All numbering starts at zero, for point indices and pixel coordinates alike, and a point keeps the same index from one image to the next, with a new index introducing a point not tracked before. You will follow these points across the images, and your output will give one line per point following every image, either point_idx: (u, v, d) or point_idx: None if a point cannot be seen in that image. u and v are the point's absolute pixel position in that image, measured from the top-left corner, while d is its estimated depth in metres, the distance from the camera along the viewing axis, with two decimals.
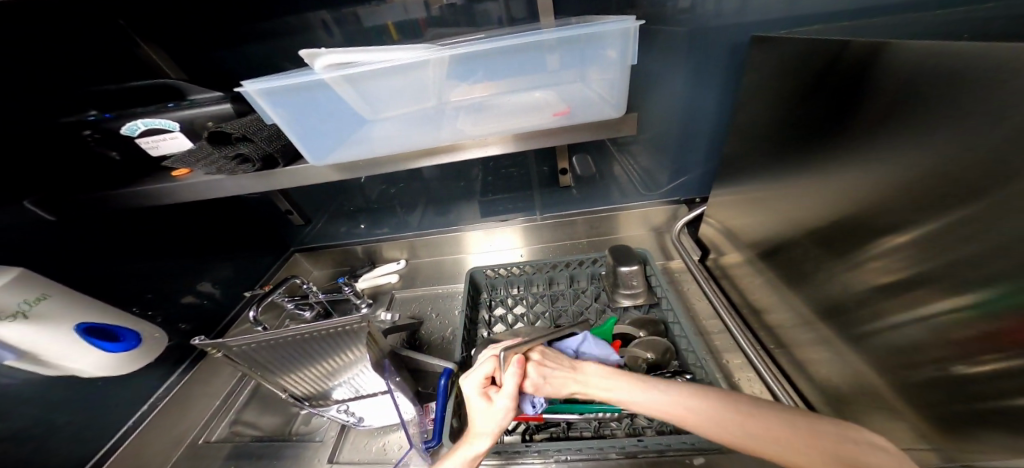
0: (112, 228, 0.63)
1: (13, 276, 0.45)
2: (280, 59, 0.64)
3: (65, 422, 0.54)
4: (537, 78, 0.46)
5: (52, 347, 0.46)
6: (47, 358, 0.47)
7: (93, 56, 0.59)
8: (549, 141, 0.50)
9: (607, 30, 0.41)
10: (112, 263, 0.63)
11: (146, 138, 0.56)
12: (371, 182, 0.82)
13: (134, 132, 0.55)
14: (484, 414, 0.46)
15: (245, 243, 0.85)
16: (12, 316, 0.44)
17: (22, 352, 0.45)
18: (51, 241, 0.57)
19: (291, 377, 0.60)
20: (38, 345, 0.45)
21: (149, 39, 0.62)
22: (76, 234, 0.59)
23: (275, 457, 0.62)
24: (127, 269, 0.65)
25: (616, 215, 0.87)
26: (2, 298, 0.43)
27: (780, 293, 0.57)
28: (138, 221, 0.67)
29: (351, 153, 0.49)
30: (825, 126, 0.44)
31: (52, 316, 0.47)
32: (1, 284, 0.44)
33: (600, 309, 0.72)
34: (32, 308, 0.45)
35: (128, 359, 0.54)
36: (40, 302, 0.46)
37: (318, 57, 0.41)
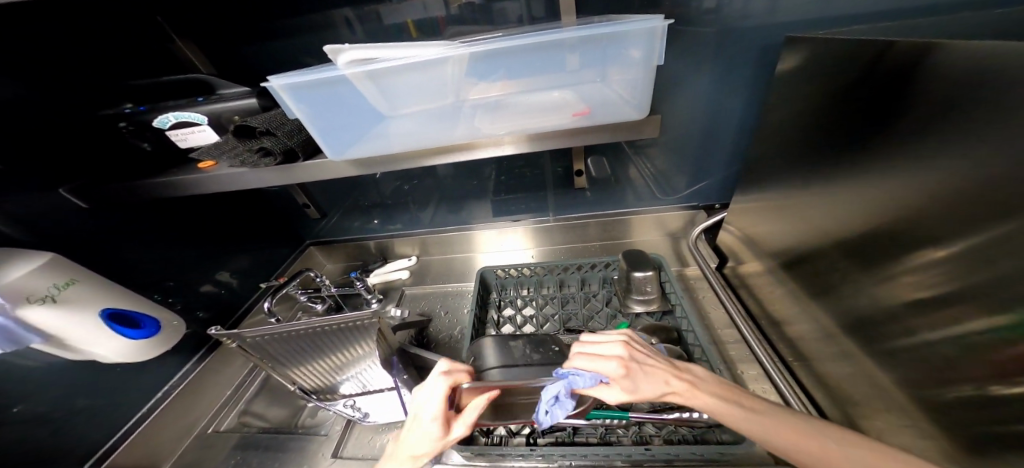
0: (138, 218, 0.65)
1: (43, 261, 0.47)
2: (302, 56, 0.65)
3: (87, 402, 0.56)
4: (556, 77, 0.45)
5: (78, 331, 0.48)
6: (72, 342, 0.48)
7: (129, 50, 0.61)
8: (566, 142, 0.49)
9: (630, 29, 0.40)
10: (137, 250, 0.65)
11: (176, 131, 0.57)
12: (386, 178, 0.82)
13: (165, 125, 0.56)
14: (429, 434, 0.42)
15: (261, 236, 0.87)
16: (42, 300, 0.45)
17: (49, 336, 0.46)
18: (83, 228, 0.58)
19: (300, 369, 0.61)
20: (65, 329, 0.47)
21: (184, 36, 0.64)
22: (107, 222, 0.61)
23: (281, 449, 0.63)
24: (151, 258, 0.66)
25: (632, 219, 0.85)
26: (35, 282, 0.45)
27: (802, 305, 0.55)
28: (163, 212, 0.69)
29: (368, 149, 0.49)
30: (862, 132, 0.42)
31: (79, 301, 0.48)
32: (32, 269, 0.45)
33: (610, 315, 0.71)
34: (59, 293, 0.47)
35: (148, 345, 0.55)
36: (68, 286, 0.48)
37: (342, 53, 0.41)
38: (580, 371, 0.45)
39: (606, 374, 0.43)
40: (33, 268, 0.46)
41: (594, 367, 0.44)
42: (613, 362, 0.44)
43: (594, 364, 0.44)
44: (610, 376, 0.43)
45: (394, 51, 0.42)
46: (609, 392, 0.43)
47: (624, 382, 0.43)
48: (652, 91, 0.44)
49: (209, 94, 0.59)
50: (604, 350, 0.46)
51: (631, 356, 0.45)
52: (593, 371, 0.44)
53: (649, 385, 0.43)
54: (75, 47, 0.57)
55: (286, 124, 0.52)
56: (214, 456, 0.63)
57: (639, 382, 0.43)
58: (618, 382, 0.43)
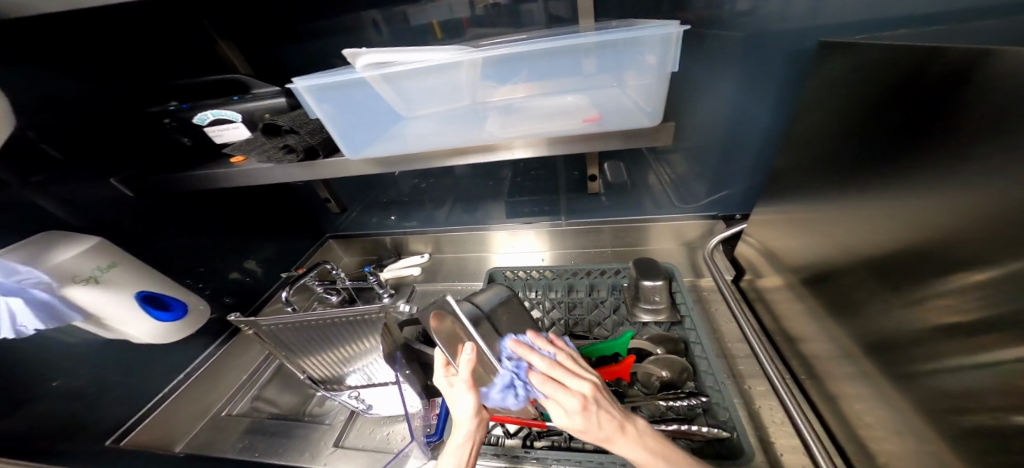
0: (174, 207, 0.70)
1: (90, 245, 0.51)
2: (329, 57, 0.68)
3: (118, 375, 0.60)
4: (572, 82, 0.45)
5: (112, 312, 0.51)
6: (109, 321, 0.52)
7: (177, 50, 0.65)
8: (580, 148, 0.48)
9: (645, 35, 0.39)
10: (173, 237, 0.69)
11: (213, 127, 0.60)
12: (404, 176, 0.85)
13: (204, 122, 0.60)
14: (453, 401, 0.43)
15: (285, 227, 0.91)
16: (86, 280, 0.49)
17: (90, 315, 0.50)
18: (127, 214, 0.63)
19: (310, 359, 0.64)
20: (105, 308, 0.51)
21: (225, 37, 0.67)
22: (148, 209, 0.66)
23: (287, 436, 0.66)
24: (184, 245, 0.71)
25: (647, 226, 0.83)
26: (80, 264, 0.49)
27: (821, 323, 0.52)
28: (197, 201, 0.73)
29: (384, 148, 0.50)
30: (902, 145, 0.39)
31: (118, 283, 0.52)
32: (79, 251, 0.50)
33: (617, 322, 0.70)
34: (102, 274, 0.50)
35: (176, 328, 0.58)
36: (110, 269, 0.52)
37: (360, 56, 0.43)
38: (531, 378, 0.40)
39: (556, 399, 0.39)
40: (80, 251, 0.50)
41: (552, 391, 0.39)
42: (574, 396, 0.38)
43: (549, 389, 0.39)
44: (563, 403, 0.38)
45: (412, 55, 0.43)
46: (559, 412, 0.38)
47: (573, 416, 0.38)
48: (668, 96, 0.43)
49: (245, 94, 0.62)
50: (569, 380, 0.40)
51: (595, 395, 0.39)
52: (547, 391, 0.39)
53: (602, 430, 0.37)
54: (131, 50, 0.62)
55: (310, 123, 0.55)
56: (226, 438, 0.66)
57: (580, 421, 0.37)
58: (571, 412, 0.38)
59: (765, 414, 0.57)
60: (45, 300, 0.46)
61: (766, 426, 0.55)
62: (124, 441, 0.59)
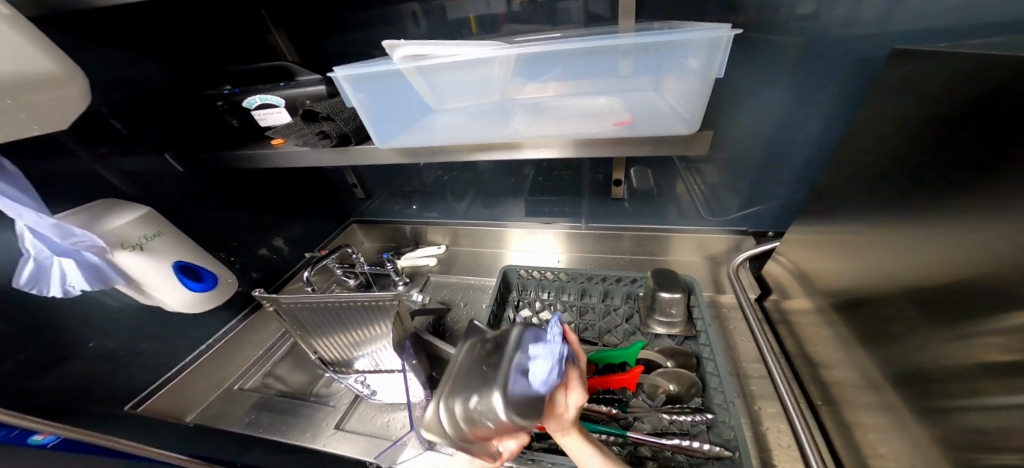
0: (214, 183, 0.73)
1: (141, 214, 0.54)
2: (368, 45, 0.69)
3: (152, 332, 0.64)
4: (606, 83, 0.44)
5: (152, 279, 0.54)
6: (148, 288, 0.55)
7: (231, 34, 0.68)
8: (607, 151, 0.46)
9: (691, 38, 0.37)
10: (211, 212, 0.72)
11: (260, 111, 0.62)
12: (428, 167, 0.86)
13: (252, 106, 0.61)
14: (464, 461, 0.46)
15: (313, 209, 0.94)
16: (132, 247, 0.51)
17: (132, 280, 0.53)
18: (173, 184, 0.66)
19: (323, 341, 0.66)
20: (146, 275, 0.53)
21: (279, 26, 0.69)
22: (190, 182, 0.69)
23: (292, 414, 0.69)
24: (220, 219, 0.74)
25: (670, 237, 0.81)
26: (129, 231, 0.52)
27: (848, 349, 0.49)
28: (235, 179, 0.76)
29: (413, 140, 0.51)
30: (967, 168, 0.36)
31: (159, 252, 0.54)
32: (130, 218, 0.52)
33: (629, 331, 0.68)
34: (147, 243, 0.53)
35: (206, 299, 0.60)
36: (154, 238, 0.54)
37: (399, 48, 0.42)
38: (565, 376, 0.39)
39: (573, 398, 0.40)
40: (132, 218, 0.52)
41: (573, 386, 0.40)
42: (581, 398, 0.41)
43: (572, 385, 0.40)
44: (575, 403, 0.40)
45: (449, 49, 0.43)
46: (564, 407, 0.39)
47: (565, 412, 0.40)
48: (708, 102, 0.41)
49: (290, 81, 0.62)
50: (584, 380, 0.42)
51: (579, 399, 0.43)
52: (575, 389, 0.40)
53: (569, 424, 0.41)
54: (190, 30, 0.64)
55: (346, 111, 0.55)
56: (234, 411, 0.70)
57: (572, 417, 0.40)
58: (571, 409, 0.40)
59: (772, 437, 0.55)
60: (95, 263, 0.48)
61: (771, 449, 0.53)
62: (141, 407, 0.61)
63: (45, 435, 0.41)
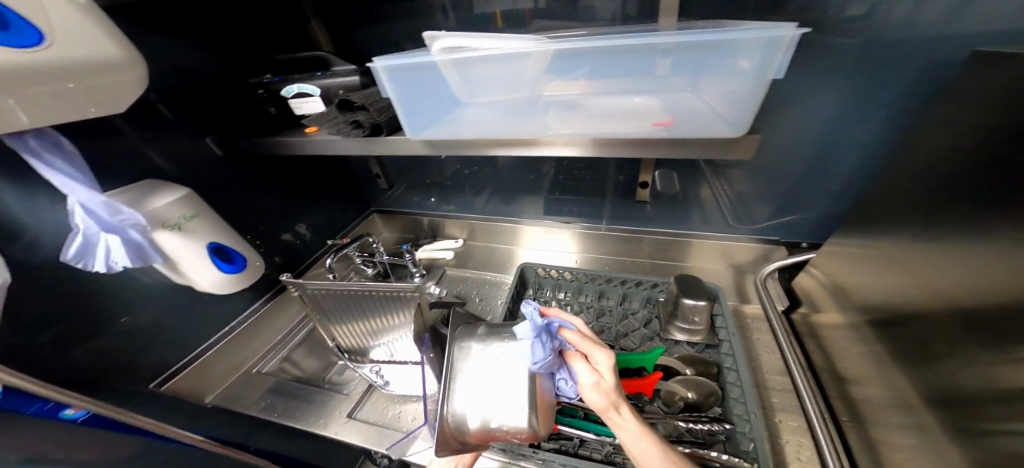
0: (244, 168, 0.74)
1: (182, 195, 0.55)
2: (398, 36, 0.69)
3: (181, 310, 0.65)
4: (640, 82, 0.42)
5: (186, 259, 0.56)
6: (183, 267, 0.56)
7: (270, 21, 0.70)
8: (640, 152, 0.46)
9: (743, 37, 0.36)
10: (241, 197, 0.73)
11: (296, 100, 0.62)
12: (449, 161, 0.86)
13: (289, 94, 0.62)
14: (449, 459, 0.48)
15: (337, 195, 0.94)
16: (171, 227, 0.53)
17: (168, 259, 0.55)
18: (209, 168, 0.67)
19: (343, 328, 0.67)
20: (181, 254, 0.55)
21: (317, 16, 0.71)
22: (225, 167, 0.70)
23: (307, 399, 0.70)
24: (247, 205, 0.74)
25: (693, 243, 0.79)
26: (169, 211, 0.53)
27: (881, 366, 0.47)
28: (265, 165, 0.77)
29: (443, 132, 0.50)
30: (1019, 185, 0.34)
31: (195, 233, 0.56)
32: (171, 199, 0.54)
33: (646, 336, 0.68)
34: (185, 223, 0.54)
35: (233, 281, 0.61)
36: (192, 219, 0.55)
37: (438, 40, 0.44)
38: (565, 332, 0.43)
39: (592, 355, 0.41)
40: (174, 199, 0.54)
41: (583, 342, 0.41)
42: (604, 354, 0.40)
43: (583, 341, 0.41)
44: (597, 358, 0.40)
45: (486, 41, 0.43)
46: (589, 368, 0.40)
47: (602, 375, 0.39)
48: (757, 109, 0.40)
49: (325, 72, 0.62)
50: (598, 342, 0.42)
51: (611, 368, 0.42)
52: (585, 347, 0.41)
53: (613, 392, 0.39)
54: (232, 17, 0.65)
55: (381, 101, 0.56)
56: (250, 394, 0.71)
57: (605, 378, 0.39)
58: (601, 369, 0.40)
59: (791, 451, 0.54)
60: (138, 241, 0.50)
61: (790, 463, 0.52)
62: (165, 386, 0.62)
63: (76, 410, 0.45)
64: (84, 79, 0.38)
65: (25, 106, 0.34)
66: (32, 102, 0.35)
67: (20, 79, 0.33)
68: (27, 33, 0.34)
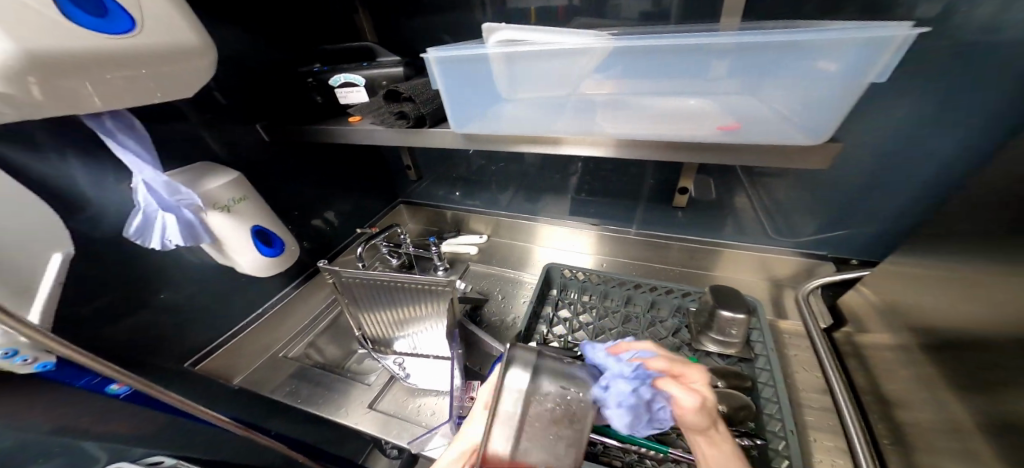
0: (284, 155, 0.74)
1: (234, 178, 0.56)
2: (436, 28, 0.68)
3: (222, 290, 0.67)
4: (692, 85, 0.40)
5: (234, 240, 0.56)
6: (227, 249, 0.57)
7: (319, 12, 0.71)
8: (697, 158, 0.42)
9: (823, 39, 0.32)
10: (280, 184, 0.74)
11: (342, 90, 0.61)
12: (476, 155, 0.85)
13: (337, 83, 0.61)
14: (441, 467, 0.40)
15: (371, 189, 0.96)
16: (221, 208, 0.53)
17: (216, 241, 0.56)
18: (253, 152, 0.68)
19: (370, 316, 0.69)
20: (227, 235, 0.56)
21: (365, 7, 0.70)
22: (268, 152, 0.70)
23: (330, 385, 0.71)
24: (284, 190, 0.74)
25: (721, 253, 0.77)
26: (222, 192, 0.53)
27: (930, 389, 0.45)
28: (304, 152, 0.77)
29: (487, 128, 0.50)
30: None
31: (241, 215, 0.56)
32: (225, 180, 0.54)
33: (675, 345, 0.65)
34: (233, 206, 0.55)
35: (272, 265, 0.62)
36: (240, 202, 0.56)
37: (497, 31, 0.43)
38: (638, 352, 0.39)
39: (678, 370, 0.37)
40: (225, 181, 0.54)
41: (659, 358, 0.38)
42: (695, 369, 0.37)
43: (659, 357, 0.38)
44: (684, 375, 0.36)
45: (540, 36, 0.42)
46: (680, 385, 0.35)
47: (698, 390, 0.36)
48: (845, 117, 0.35)
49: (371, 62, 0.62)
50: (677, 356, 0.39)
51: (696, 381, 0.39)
52: (669, 367, 0.37)
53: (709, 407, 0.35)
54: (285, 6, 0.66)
55: (426, 93, 0.54)
56: (275, 378, 0.72)
57: (699, 391, 0.35)
58: (691, 382, 0.36)
59: None
60: (189, 220, 0.50)
61: None
62: (198, 366, 0.64)
63: (121, 386, 0.48)
64: (163, 66, 0.38)
65: (104, 89, 0.35)
66: (108, 87, 0.35)
67: (103, 64, 0.34)
68: (120, 21, 0.34)
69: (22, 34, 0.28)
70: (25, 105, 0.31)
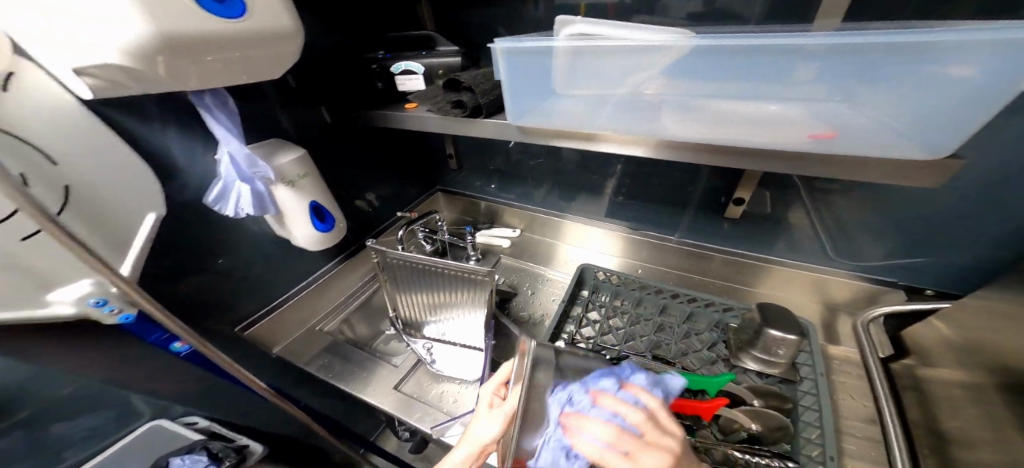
0: (342, 138, 0.75)
1: (299, 154, 0.58)
2: (490, 19, 0.68)
3: (272, 261, 0.70)
4: (773, 89, 0.38)
5: (297, 214, 0.59)
6: (289, 222, 0.59)
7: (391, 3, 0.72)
8: (771, 166, 0.40)
9: (949, 40, 0.28)
10: (336, 166, 0.76)
11: (401, 77, 0.62)
12: (516, 148, 0.86)
13: (397, 70, 0.61)
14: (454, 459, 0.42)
15: (414, 175, 0.97)
16: (288, 183, 0.56)
17: (280, 213, 0.58)
18: (315, 134, 0.70)
19: (407, 298, 0.72)
20: (290, 209, 0.58)
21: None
22: (327, 134, 0.72)
23: (357, 362, 0.71)
24: (339, 170, 0.77)
25: (769, 269, 0.72)
26: (290, 167, 0.56)
27: (1000, 433, 0.41)
28: (360, 134, 0.79)
29: (545, 121, 0.48)
30: None
31: (303, 190, 0.58)
32: (295, 156, 0.56)
33: (710, 360, 0.62)
34: (297, 181, 0.57)
35: (325, 240, 0.64)
36: (302, 178, 0.58)
37: (572, 25, 0.44)
38: (599, 404, 0.30)
39: (635, 439, 0.28)
40: (294, 158, 0.56)
41: (615, 416, 0.29)
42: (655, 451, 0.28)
43: (613, 414, 0.29)
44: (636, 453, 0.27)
45: (620, 31, 0.42)
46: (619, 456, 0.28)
47: None
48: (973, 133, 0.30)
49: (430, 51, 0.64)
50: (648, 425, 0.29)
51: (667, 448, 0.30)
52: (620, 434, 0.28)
53: None
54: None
55: (486, 83, 0.54)
56: (309, 351, 0.73)
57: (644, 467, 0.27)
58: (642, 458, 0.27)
59: None
60: (259, 192, 0.53)
61: None
62: (248, 331, 0.67)
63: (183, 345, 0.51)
64: (260, 49, 0.39)
65: (206, 71, 0.36)
66: (206, 68, 0.36)
67: (209, 46, 0.34)
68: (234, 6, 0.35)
69: (160, 13, 0.30)
70: (149, 79, 0.33)
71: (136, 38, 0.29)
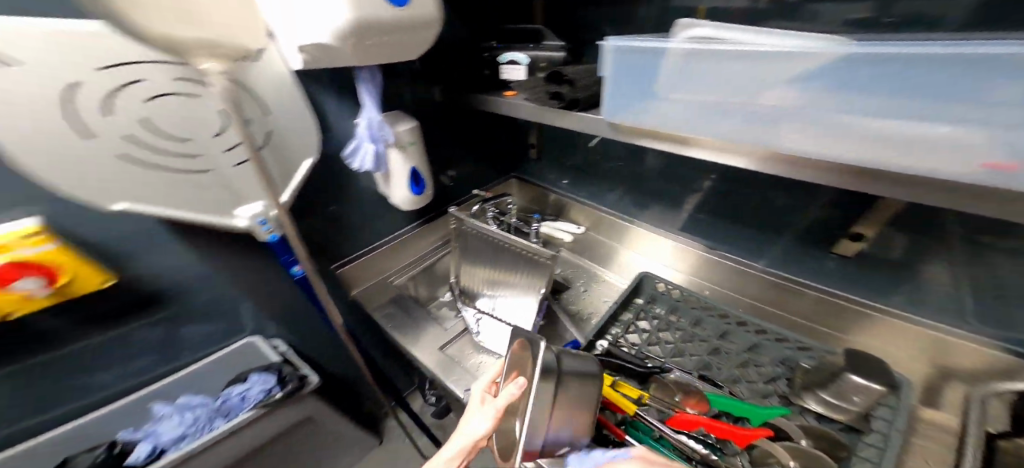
0: (443, 116, 0.82)
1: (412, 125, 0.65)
2: (600, 18, 0.70)
3: (363, 216, 0.79)
4: (941, 107, 0.30)
5: (399, 175, 0.67)
6: (393, 181, 0.68)
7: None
8: (914, 193, 0.33)
9: None
10: (436, 141, 0.83)
11: (505, 65, 0.66)
12: (595, 147, 0.88)
13: (502, 59, 0.66)
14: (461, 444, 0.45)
15: (496, 163, 1.03)
16: (399, 147, 0.64)
17: (387, 172, 0.67)
18: (423, 110, 0.77)
19: (472, 269, 0.82)
20: (394, 170, 0.66)
21: None
22: (433, 112, 0.79)
23: (415, 318, 0.79)
24: (437, 146, 0.84)
25: (869, 316, 0.64)
26: (405, 134, 0.63)
27: None
28: (462, 115, 0.85)
29: (638, 120, 0.47)
30: None
31: (407, 155, 0.66)
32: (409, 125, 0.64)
33: (761, 392, 0.57)
34: (406, 147, 0.65)
35: (417, 201, 0.72)
36: (410, 146, 0.65)
37: (695, 28, 0.42)
38: None
39: None
40: (409, 127, 0.64)
41: None
42: None
43: None
44: None
45: (748, 35, 0.38)
46: None
47: None
48: None
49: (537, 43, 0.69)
50: None
51: None
52: None
53: None
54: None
55: (588, 81, 0.57)
56: (379, 298, 0.83)
57: None
58: None
59: None
60: (377, 153, 0.61)
61: None
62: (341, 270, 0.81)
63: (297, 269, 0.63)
64: (406, 35, 0.45)
65: (369, 51, 0.44)
66: (368, 50, 0.43)
67: (379, 30, 0.41)
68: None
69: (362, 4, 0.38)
70: (328, 50, 0.41)
71: (340, 21, 0.38)
